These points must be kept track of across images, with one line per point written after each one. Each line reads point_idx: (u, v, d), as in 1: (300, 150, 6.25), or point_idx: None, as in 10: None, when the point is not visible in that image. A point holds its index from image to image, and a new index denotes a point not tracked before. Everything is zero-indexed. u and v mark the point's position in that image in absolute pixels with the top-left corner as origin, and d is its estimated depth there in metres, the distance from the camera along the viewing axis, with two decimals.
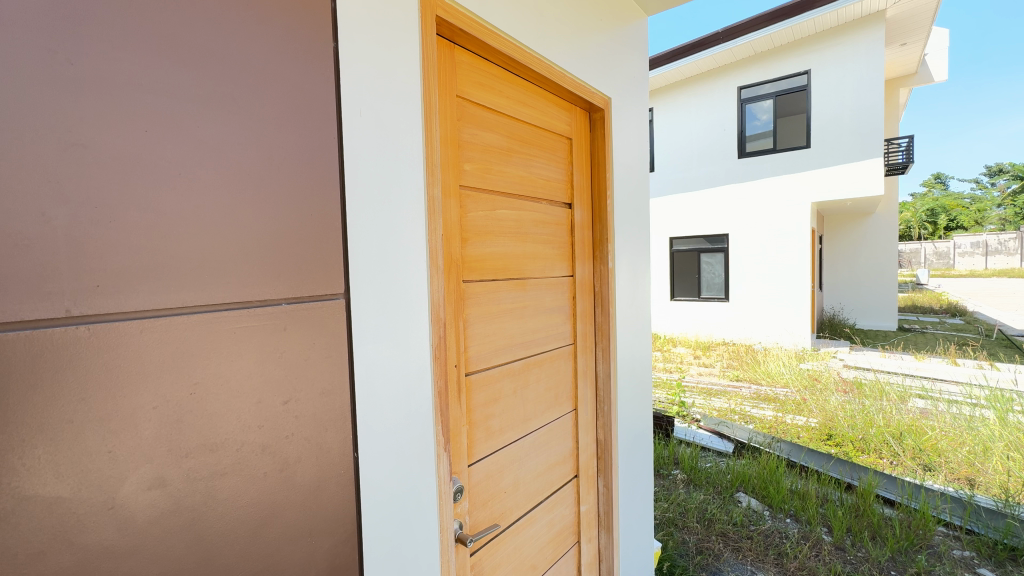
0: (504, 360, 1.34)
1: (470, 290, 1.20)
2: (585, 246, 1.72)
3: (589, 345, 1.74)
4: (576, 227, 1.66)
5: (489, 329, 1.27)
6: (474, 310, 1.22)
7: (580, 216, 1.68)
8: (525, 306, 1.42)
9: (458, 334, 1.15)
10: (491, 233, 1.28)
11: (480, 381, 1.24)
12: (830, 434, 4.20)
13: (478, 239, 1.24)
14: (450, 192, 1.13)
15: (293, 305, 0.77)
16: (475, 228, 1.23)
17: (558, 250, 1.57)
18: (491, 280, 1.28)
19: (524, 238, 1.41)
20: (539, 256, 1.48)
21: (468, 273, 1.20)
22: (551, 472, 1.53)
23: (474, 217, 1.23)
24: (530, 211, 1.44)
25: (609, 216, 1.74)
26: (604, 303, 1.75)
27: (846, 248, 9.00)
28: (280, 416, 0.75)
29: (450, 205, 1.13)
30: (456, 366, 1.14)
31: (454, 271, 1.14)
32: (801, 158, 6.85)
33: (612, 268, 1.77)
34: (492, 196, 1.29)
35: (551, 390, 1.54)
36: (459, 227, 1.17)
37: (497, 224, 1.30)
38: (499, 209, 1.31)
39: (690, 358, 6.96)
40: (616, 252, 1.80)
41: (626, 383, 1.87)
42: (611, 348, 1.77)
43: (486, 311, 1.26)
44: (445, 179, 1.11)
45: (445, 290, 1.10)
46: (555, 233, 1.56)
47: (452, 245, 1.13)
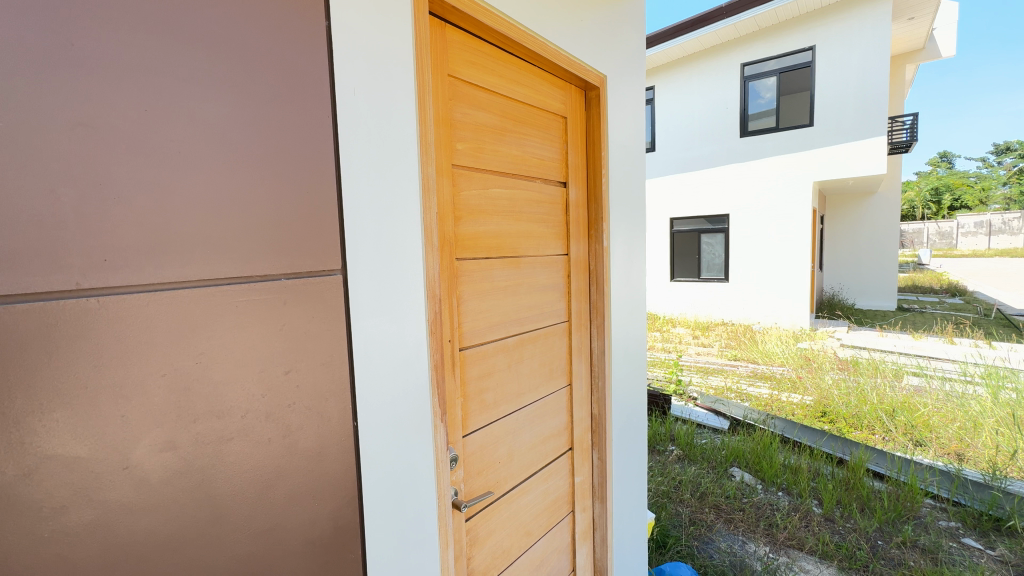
0: (499, 335, 1.37)
1: (464, 268, 1.24)
2: (580, 225, 1.73)
3: (584, 322, 1.78)
4: (571, 206, 1.68)
5: (484, 305, 1.31)
6: (467, 287, 1.25)
7: (575, 195, 1.70)
8: (519, 284, 1.45)
9: (452, 310, 1.18)
10: (486, 212, 1.31)
11: (475, 356, 1.28)
12: (825, 411, 4.28)
13: (472, 218, 1.26)
14: (445, 169, 1.16)
15: (291, 280, 0.80)
16: (470, 206, 1.25)
17: (552, 229, 1.59)
18: (487, 257, 1.31)
19: (521, 215, 1.44)
20: (535, 236, 1.51)
21: (463, 250, 1.23)
22: (545, 444, 1.58)
23: (469, 194, 1.25)
24: (526, 190, 1.47)
25: (604, 195, 1.76)
26: (599, 281, 1.78)
27: (847, 228, 8.98)
28: (282, 386, 0.78)
29: (444, 183, 1.15)
30: (451, 340, 1.18)
31: (449, 247, 1.17)
32: (803, 137, 6.81)
33: (607, 247, 1.80)
34: (486, 176, 1.31)
35: (546, 365, 1.58)
36: (455, 205, 1.20)
37: (492, 202, 1.33)
38: (494, 188, 1.34)
39: (689, 338, 7.03)
40: (611, 230, 1.82)
41: (620, 359, 1.92)
42: (608, 324, 1.81)
43: (481, 288, 1.30)
44: (440, 157, 1.14)
45: (443, 267, 1.14)
46: (550, 212, 1.58)
47: (448, 222, 1.16)
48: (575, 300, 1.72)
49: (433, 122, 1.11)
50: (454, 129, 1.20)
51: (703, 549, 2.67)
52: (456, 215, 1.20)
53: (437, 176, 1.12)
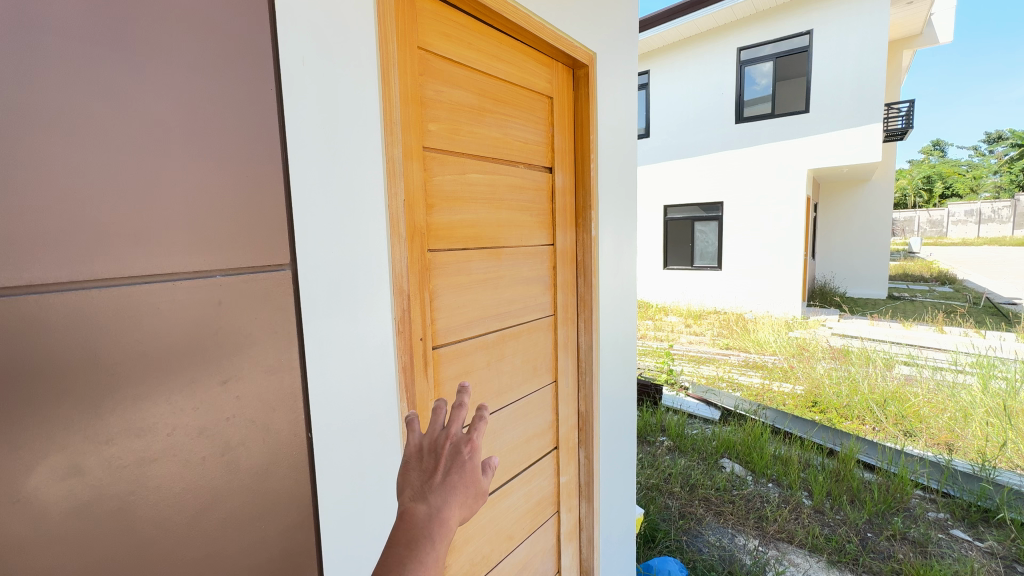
0: (477, 332, 1.28)
1: (436, 261, 1.14)
2: (567, 213, 1.64)
3: (571, 316, 1.69)
4: (558, 193, 1.58)
5: (460, 300, 1.21)
6: (440, 282, 1.15)
7: (561, 181, 1.60)
8: (499, 277, 1.35)
9: (424, 306, 1.09)
10: (462, 198, 1.21)
11: (449, 356, 1.19)
12: (816, 401, 4.26)
13: (447, 206, 1.16)
14: (415, 151, 1.06)
15: (229, 278, 0.70)
16: (444, 193, 1.15)
17: (537, 218, 1.50)
18: (464, 249, 1.22)
19: (501, 203, 1.34)
20: (516, 225, 1.40)
21: (436, 240, 1.13)
22: (529, 444, 1.51)
23: (442, 179, 1.15)
24: (507, 175, 1.36)
25: (593, 181, 1.66)
26: (587, 272, 1.69)
27: (840, 216, 8.94)
28: (219, 398, 0.69)
29: (414, 167, 1.05)
30: (422, 339, 1.09)
31: (420, 237, 1.07)
32: (799, 123, 6.70)
33: (596, 237, 1.70)
34: (463, 160, 1.21)
35: (529, 362, 1.50)
36: (426, 191, 1.10)
37: (470, 188, 1.23)
38: (470, 173, 1.23)
39: (681, 327, 7.00)
40: (600, 219, 1.73)
41: (609, 354, 1.84)
42: (596, 318, 1.73)
43: (456, 283, 1.20)
44: (409, 137, 1.04)
45: (412, 261, 1.05)
46: (534, 200, 1.48)
47: (419, 209, 1.06)
48: (561, 293, 1.63)
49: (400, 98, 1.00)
50: (425, 107, 1.10)
51: (693, 543, 2.64)
52: (427, 202, 1.10)
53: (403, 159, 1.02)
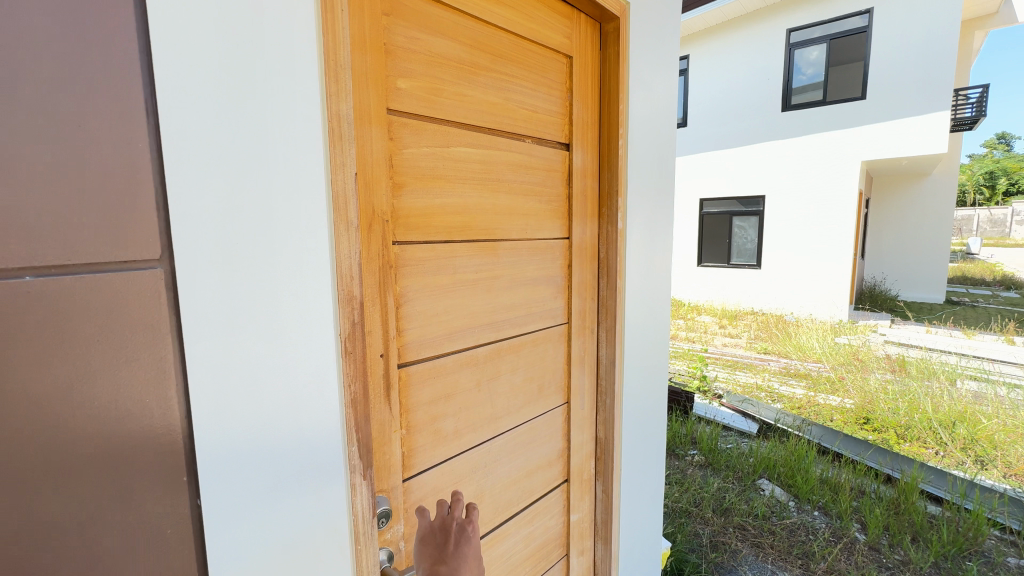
0: (464, 345, 1.03)
1: (408, 256, 0.89)
2: (587, 201, 1.36)
3: (589, 324, 1.41)
4: (576, 176, 1.30)
5: (439, 306, 0.97)
6: (412, 282, 0.91)
7: (580, 161, 1.31)
8: (495, 277, 1.09)
9: (386, 314, 0.85)
10: (444, 178, 0.95)
11: (423, 376, 0.95)
12: (868, 418, 3.83)
13: (422, 187, 0.91)
14: (376, 112, 0.81)
15: (44, 278, 0.46)
16: (419, 169, 0.90)
17: (547, 205, 1.22)
18: (447, 241, 0.97)
19: (499, 186, 1.08)
20: (520, 214, 1.14)
21: (407, 230, 0.89)
22: (530, 478, 1.26)
23: (417, 152, 0.90)
24: (508, 152, 1.10)
25: (620, 162, 1.37)
26: (610, 273, 1.40)
27: (895, 213, 8.23)
28: (26, 460, 0.45)
29: (374, 132, 0.81)
30: (383, 357, 0.85)
31: (381, 225, 0.83)
32: (852, 112, 6.12)
33: (622, 230, 1.41)
34: (447, 129, 0.96)
35: (533, 380, 1.24)
36: (393, 165, 0.85)
37: (457, 165, 0.98)
38: (458, 146, 0.98)
39: (715, 328, 6.57)
40: (628, 209, 1.43)
41: (634, 370, 1.55)
42: (621, 328, 1.44)
43: (435, 284, 0.95)
44: (367, 93, 0.79)
45: (369, 255, 0.81)
46: (544, 183, 1.21)
47: (380, 189, 0.82)
48: (578, 297, 1.36)
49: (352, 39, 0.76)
50: (395, 56, 0.85)
51: None
52: (394, 179, 0.86)
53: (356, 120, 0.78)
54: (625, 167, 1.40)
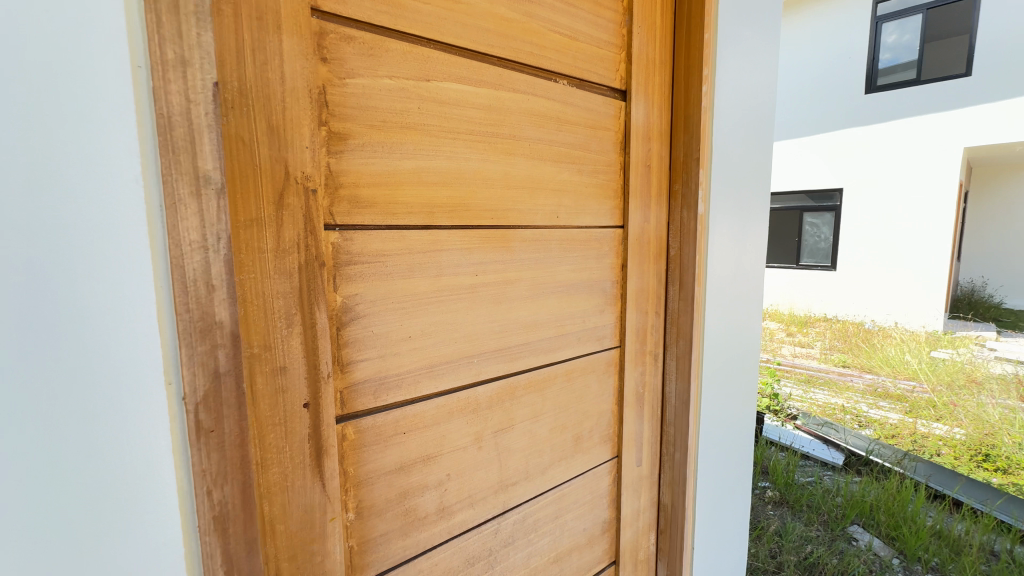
0: (453, 383, 0.70)
1: (353, 247, 0.59)
2: (651, 176, 0.96)
3: (650, 349, 1.01)
4: (634, 139, 0.91)
5: (411, 327, 0.65)
6: (363, 286, 0.60)
7: (642, 118, 0.92)
8: (507, 282, 0.74)
9: (307, 342, 0.56)
10: (420, 130, 0.62)
11: (385, 428, 0.64)
12: (988, 455, 3.12)
13: (375, 144, 0.59)
14: (288, 13, 0.50)
15: None
16: (374, 114, 0.58)
17: (591, 179, 0.85)
18: (426, 228, 0.64)
19: (516, 148, 0.72)
20: (547, 191, 0.78)
21: (351, 208, 0.58)
22: (560, 566, 0.88)
23: (371, 87, 0.58)
24: (530, 97, 0.74)
25: (701, 120, 0.96)
26: (683, 277, 1.00)
27: (1004, 207, 7.05)
28: None
29: (282, 48, 0.50)
30: (309, 405, 0.56)
31: (298, 197, 0.53)
32: (953, 91, 5.23)
33: (701, 217, 1.00)
34: (428, 53, 0.62)
35: (566, 431, 0.86)
36: (324, 104, 0.55)
37: (443, 111, 0.64)
38: (446, 80, 0.64)
39: (783, 336, 5.83)
40: (710, 187, 1.02)
41: (714, 411, 1.12)
42: (696, 354, 1.03)
43: (401, 292, 0.63)
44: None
45: (272, 244, 0.52)
46: (586, 147, 0.84)
47: (295, 140, 0.52)
48: (635, 311, 0.96)
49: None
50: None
51: None
52: (327, 127, 0.55)
53: (244, 23, 0.48)
54: (707, 128, 0.98)
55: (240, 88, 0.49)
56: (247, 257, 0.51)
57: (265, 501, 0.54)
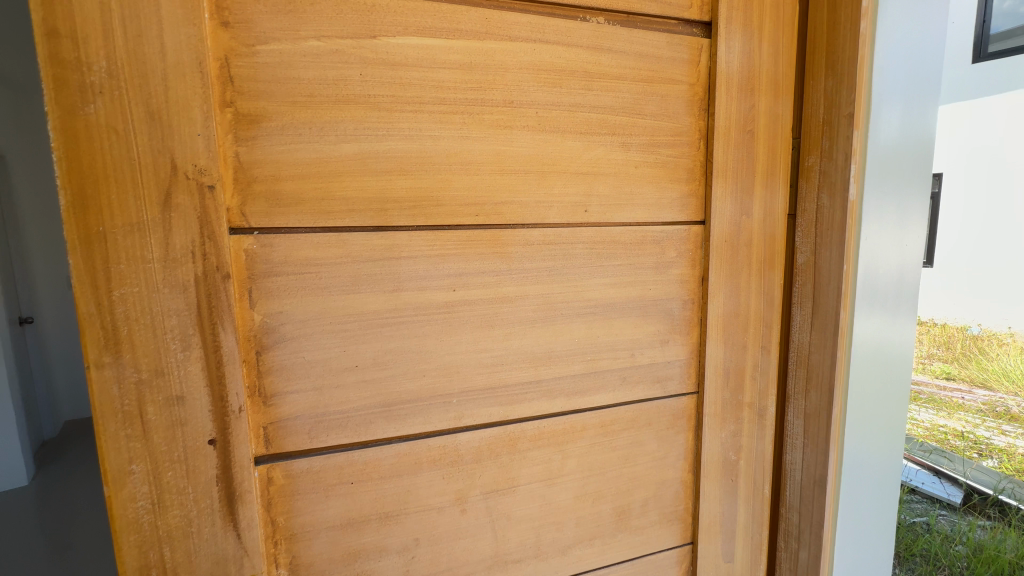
0: (420, 428, 0.54)
1: (275, 255, 0.47)
2: (760, 141, 0.62)
3: (754, 405, 0.68)
4: (726, 88, 0.60)
5: (359, 353, 0.51)
6: (290, 303, 0.48)
7: (741, 53, 0.59)
8: (504, 300, 0.55)
9: (210, 371, 0.46)
10: (364, 104, 0.48)
11: (326, 474, 0.52)
12: None
13: (298, 124, 0.46)
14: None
15: None
16: (297, 88, 0.46)
17: (641, 153, 0.58)
18: (378, 230, 0.50)
19: (514, 119, 0.53)
20: (568, 176, 0.56)
21: (270, 206, 0.46)
22: None
23: (293, 53, 0.45)
24: (538, 46, 0.53)
25: (853, 46, 0.59)
26: (814, 297, 0.65)
27: None
28: None
29: (162, 12, 0.41)
30: (213, 442, 0.46)
31: (191, 196, 0.43)
32: None
33: (855, 203, 0.61)
34: (372, 0, 0.47)
35: (600, 502, 0.63)
36: (227, 80, 0.44)
37: (397, 75, 0.48)
38: (400, 35, 0.48)
39: None
40: (875, 153, 0.61)
41: (874, 502, 0.72)
42: (836, 423, 0.66)
43: (343, 312, 0.50)
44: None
45: (159, 254, 0.43)
46: (634, 106, 0.57)
47: (180, 125, 0.42)
48: (726, 347, 0.65)
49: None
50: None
51: None
52: (233, 108, 0.44)
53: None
54: (870, 58, 0.60)
55: (110, 68, 0.40)
56: (126, 270, 0.42)
57: (167, 547, 0.46)
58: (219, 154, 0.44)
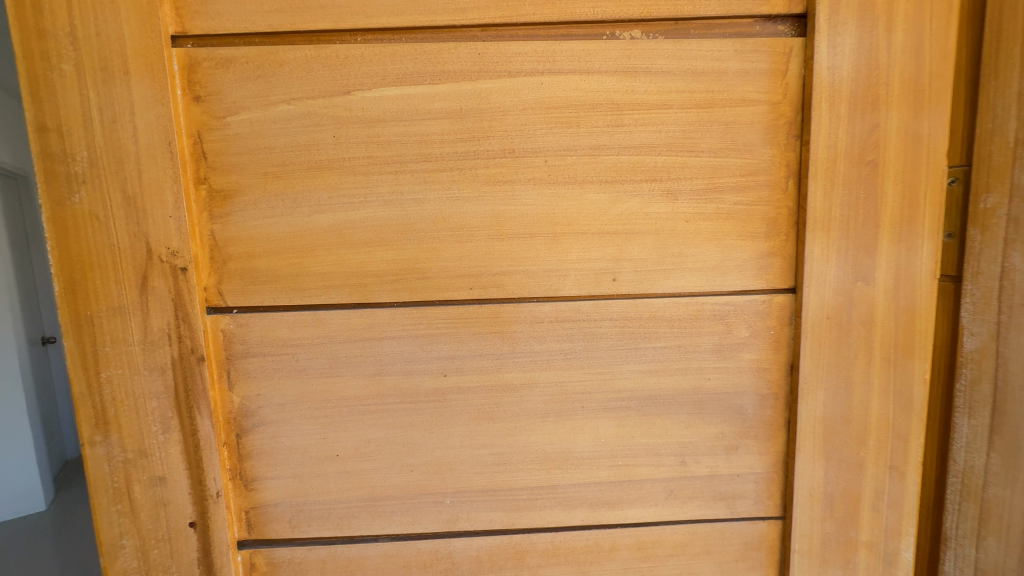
0: (407, 527, 0.47)
1: (251, 335, 0.44)
2: (891, 175, 0.42)
3: (876, 546, 0.47)
4: (831, 103, 0.42)
5: (338, 440, 0.46)
6: (267, 385, 0.45)
7: (858, 52, 0.41)
8: (505, 388, 0.46)
9: (188, 454, 0.44)
10: (339, 169, 0.42)
11: (308, 566, 0.48)
12: None
13: (268, 196, 0.42)
14: (133, 48, 0.39)
15: None
16: (269, 157, 0.42)
17: (696, 200, 0.44)
18: (357, 307, 0.44)
19: (517, 171, 0.43)
20: (589, 237, 0.44)
21: (245, 284, 0.43)
22: None
23: (263, 120, 0.41)
24: (547, 78, 0.42)
25: None
26: (985, 403, 0.43)
27: None
28: None
29: (133, 96, 0.40)
30: (193, 524, 0.45)
31: (167, 277, 0.42)
32: None
33: None
34: (345, 51, 0.41)
35: None
36: (200, 156, 0.42)
37: (374, 133, 0.42)
38: (377, 87, 0.41)
39: None
40: None
41: None
42: None
43: (322, 396, 0.45)
44: (110, 13, 0.39)
45: (139, 336, 0.42)
46: (686, 141, 0.43)
47: (152, 209, 0.41)
48: (828, 464, 0.46)
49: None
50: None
51: None
52: (207, 185, 0.42)
53: (86, 77, 0.39)
54: None
55: (90, 156, 0.40)
56: (110, 353, 0.42)
57: None
58: (193, 234, 0.42)
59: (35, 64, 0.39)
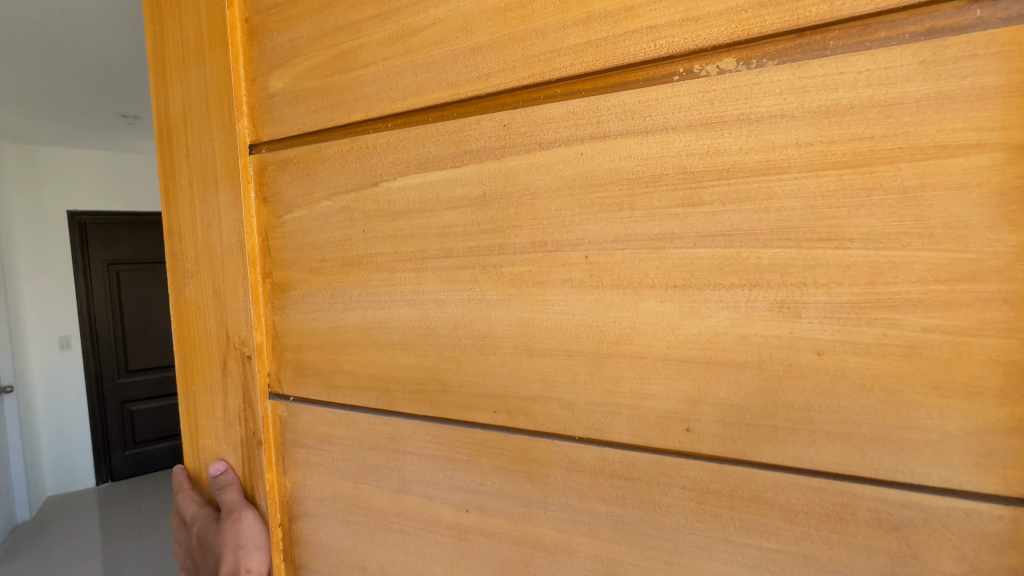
0: None
1: (299, 426, 0.44)
2: None
3: None
4: None
5: (366, 553, 0.42)
6: (311, 478, 0.44)
7: None
8: (533, 547, 0.35)
9: None
10: (367, 265, 0.39)
11: None
12: None
13: (311, 292, 0.42)
14: (221, 161, 0.44)
15: None
16: (313, 253, 0.41)
17: (836, 321, 0.26)
18: (383, 413, 0.40)
19: (550, 270, 0.32)
20: (649, 363, 0.30)
21: (296, 375, 0.44)
22: None
23: (309, 217, 0.41)
24: (589, 147, 0.30)
25: None
26: None
27: None
28: None
29: (221, 202, 0.44)
30: None
31: (241, 363, 0.46)
32: None
33: None
34: (375, 139, 0.37)
35: None
36: (266, 252, 0.44)
37: (398, 226, 0.37)
38: (401, 176, 0.36)
39: None
40: None
41: None
42: None
43: (353, 502, 0.42)
44: (208, 133, 0.44)
45: (221, 414, 0.47)
46: (817, 224, 0.26)
47: (228, 302, 0.44)
48: None
49: (184, 54, 0.45)
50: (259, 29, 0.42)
51: None
52: (270, 279, 0.44)
53: (195, 189, 0.45)
54: None
55: (195, 255, 0.46)
56: (204, 425, 0.48)
57: None
58: (260, 324, 0.45)
59: (168, 182, 0.47)
